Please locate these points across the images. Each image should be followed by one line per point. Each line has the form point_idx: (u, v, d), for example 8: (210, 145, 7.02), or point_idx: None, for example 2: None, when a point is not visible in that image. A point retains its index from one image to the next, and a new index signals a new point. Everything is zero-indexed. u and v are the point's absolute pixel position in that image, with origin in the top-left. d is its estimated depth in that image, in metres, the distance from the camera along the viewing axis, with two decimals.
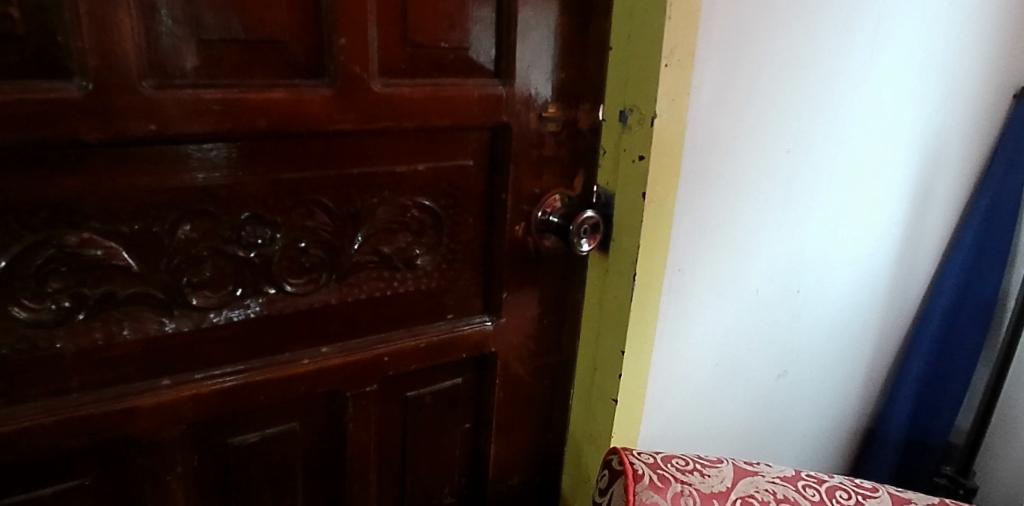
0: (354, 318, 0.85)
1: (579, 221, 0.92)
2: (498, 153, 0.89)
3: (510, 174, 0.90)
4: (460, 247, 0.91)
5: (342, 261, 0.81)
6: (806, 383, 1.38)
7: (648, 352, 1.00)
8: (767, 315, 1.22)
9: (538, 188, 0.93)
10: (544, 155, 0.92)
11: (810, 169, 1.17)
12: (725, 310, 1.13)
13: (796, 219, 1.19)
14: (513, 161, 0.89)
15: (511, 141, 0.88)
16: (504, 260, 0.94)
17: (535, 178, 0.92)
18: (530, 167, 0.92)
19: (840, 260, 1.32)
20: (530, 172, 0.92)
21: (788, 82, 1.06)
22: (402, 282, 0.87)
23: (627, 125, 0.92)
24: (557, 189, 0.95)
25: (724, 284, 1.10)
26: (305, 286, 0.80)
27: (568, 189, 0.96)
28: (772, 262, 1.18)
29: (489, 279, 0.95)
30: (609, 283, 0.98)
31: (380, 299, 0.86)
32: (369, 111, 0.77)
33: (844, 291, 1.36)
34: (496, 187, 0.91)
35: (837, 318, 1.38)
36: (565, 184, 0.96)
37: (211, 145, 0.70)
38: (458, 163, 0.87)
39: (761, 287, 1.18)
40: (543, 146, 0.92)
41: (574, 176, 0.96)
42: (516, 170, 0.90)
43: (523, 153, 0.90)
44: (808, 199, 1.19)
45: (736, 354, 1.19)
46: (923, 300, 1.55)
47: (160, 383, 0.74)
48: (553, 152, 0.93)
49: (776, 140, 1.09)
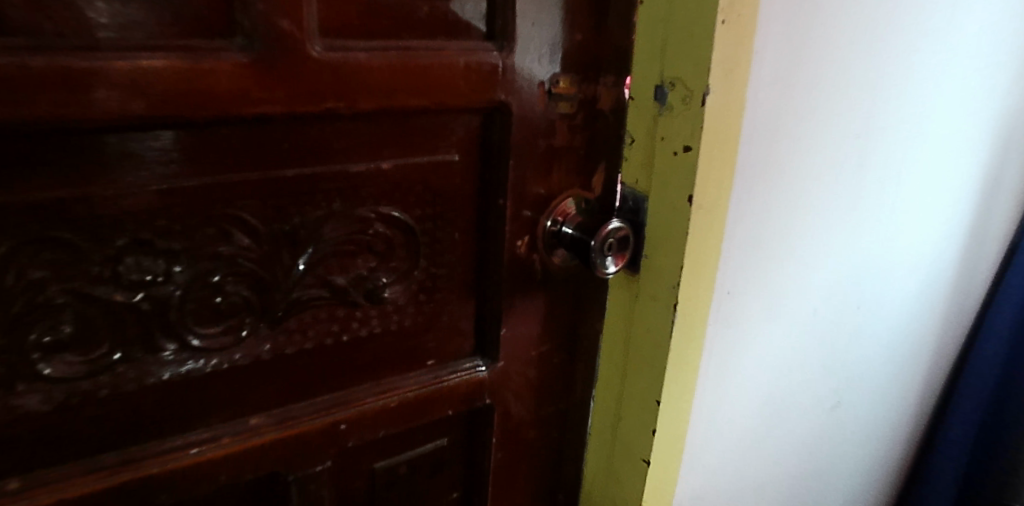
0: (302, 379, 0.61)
1: (604, 233, 0.68)
2: (492, 142, 0.66)
3: (509, 172, 0.66)
4: (445, 271, 0.67)
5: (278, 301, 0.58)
6: (859, 412, 1.16)
7: (689, 400, 0.78)
8: (823, 339, 0.99)
9: (547, 190, 0.70)
10: (554, 144, 0.69)
11: (878, 160, 0.94)
12: (778, 338, 0.91)
13: (861, 221, 0.96)
14: (514, 154, 0.66)
15: (511, 124, 0.65)
16: (503, 286, 0.71)
17: (542, 176, 0.69)
18: (536, 162, 0.68)
19: (903, 268, 1.10)
20: (537, 169, 0.68)
21: (862, 50, 0.83)
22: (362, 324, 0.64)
23: (666, 105, 0.68)
24: (572, 189, 0.72)
25: (778, 306, 0.88)
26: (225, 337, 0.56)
27: (585, 188, 0.73)
28: (832, 275, 0.95)
29: (482, 311, 0.72)
30: (639, 312, 0.75)
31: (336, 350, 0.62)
32: (308, 85, 0.53)
33: (903, 302, 1.14)
34: (491, 189, 0.67)
35: (895, 333, 1.16)
36: (582, 182, 0.72)
37: (163, 132, 0.50)
38: (440, 159, 0.63)
39: (818, 308, 0.96)
40: (554, 133, 0.68)
41: (593, 170, 0.73)
42: (517, 166, 0.67)
43: (525, 142, 0.66)
44: (874, 197, 0.97)
45: (788, 388, 0.97)
46: (983, 305, 1.33)
47: (5, 485, 0.52)
48: (567, 140, 0.69)
49: (843, 124, 0.86)
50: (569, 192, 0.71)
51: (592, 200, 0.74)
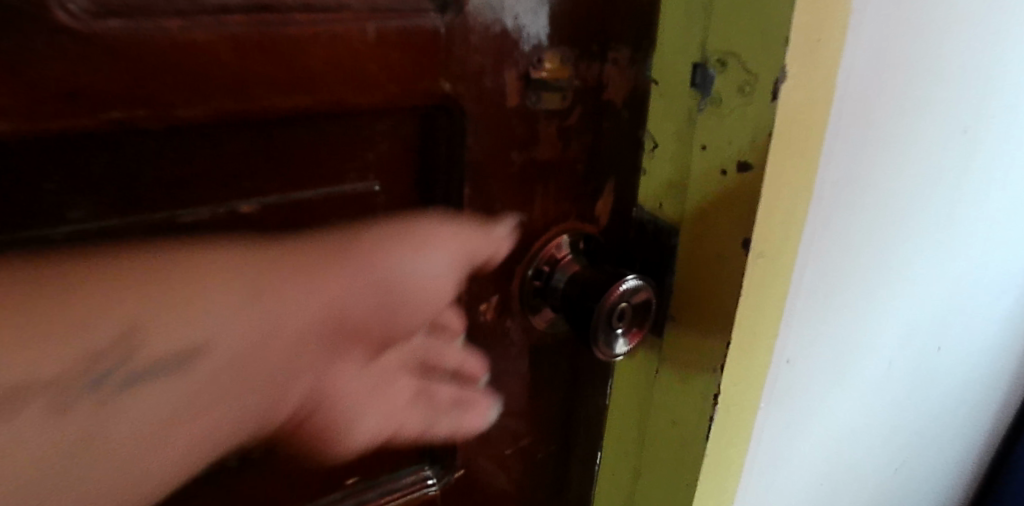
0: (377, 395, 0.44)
1: (614, 298, 0.45)
2: (434, 161, 0.41)
3: (464, 206, 0.42)
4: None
5: (268, 255, 0.37)
6: (924, 463, 0.95)
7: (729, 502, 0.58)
8: (894, 393, 0.78)
9: (525, 227, 0.46)
10: (536, 158, 0.44)
11: (989, 165, 0.70)
12: (843, 401, 0.69)
13: (956, 245, 0.73)
14: (470, 179, 0.42)
15: (464, 132, 0.40)
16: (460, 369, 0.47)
17: (519, 208, 0.45)
18: (508, 188, 0.44)
19: (995, 293, 0.87)
20: (510, 198, 0.44)
21: (992, 16, 0.58)
22: (420, 310, 0.43)
23: (712, 97, 0.44)
24: (564, 221, 0.48)
25: (846, 366, 0.66)
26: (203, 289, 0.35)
27: (584, 219, 0.49)
28: (913, 317, 0.73)
29: (429, 405, 0.49)
30: (662, 392, 0.54)
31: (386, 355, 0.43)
32: (58, 82, 0.29)
33: (990, 332, 0.91)
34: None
35: (975, 369, 0.93)
36: (578, 212, 0.48)
37: None
38: (347, 192, 0.39)
39: (893, 359, 0.74)
40: (536, 142, 0.44)
41: (597, 193, 0.48)
42: (475, 197, 0.42)
43: (489, 160, 0.42)
44: (976, 213, 0.73)
45: (846, 458, 0.76)
46: None
47: None
48: (556, 150, 0.45)
49: (953, 123, 0.61)
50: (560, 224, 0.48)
51: (596, 234, 0.50)
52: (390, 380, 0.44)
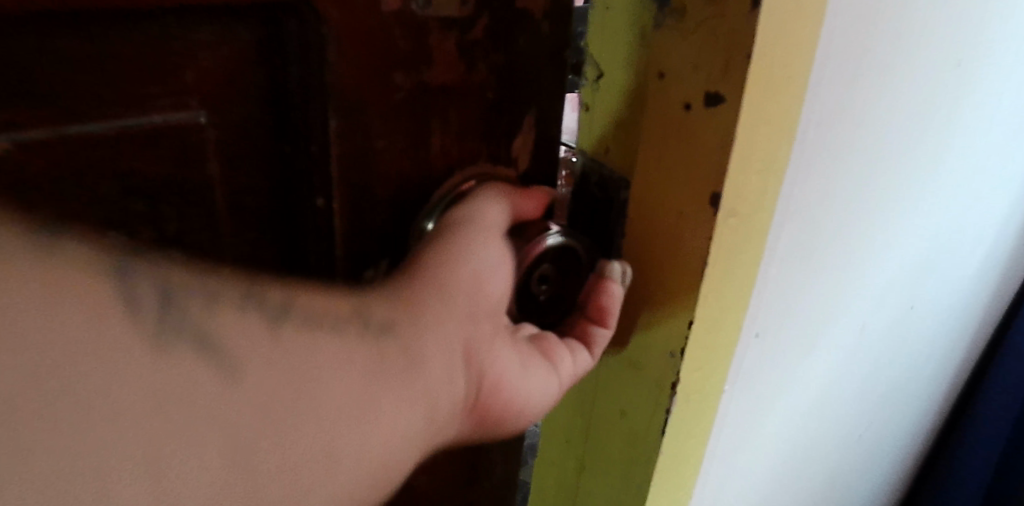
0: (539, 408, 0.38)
1: (539, 252, 0.38)
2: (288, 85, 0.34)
3: (331, 143, 0.35)
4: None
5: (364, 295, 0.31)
6: (891, 425, 0.90)
7: (689, 488, 0.50)
8: (866, 358, 0.71)
9: (419, 168, 0.38)
10: (428, 82, 0.36)
11: (982, 104, 0.62)
12: (813, 373, 0.62)
13: (942, 195, 0.65)
14: (336, 108, 0.34)
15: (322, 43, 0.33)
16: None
17: (409, 147, 0.37)
18: (392, 122, 0.36)
19: (972, 245, 0.80)
20: (393, 134, 0.36)
21: None
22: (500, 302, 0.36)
23: (671, 8, 0.34)
24: (472, 166, 0.39)
25: (818, 334, 0.58)
26: (335, 317, 0.29)
27: (497, 162, 0.40)
28: (891, 278, 0.66)
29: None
30: (611, 375, 0.44)
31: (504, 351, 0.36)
32: None
33: (963, 286, 0.85)
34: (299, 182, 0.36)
35: (946, 325, 0.88)
36: (491, 153, 0.40)
37: None
38: (168, 123, 0.31)
39: (868, 322, 0.67)
40: (427, 60, 0.35)
41: (513, 130, 0.40)
42: (343, 131, 0.35)
43: (364, 79, 0.34)
44: (964, 158, 0.65)
45: (812, 430, 0.70)
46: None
47: None
48: (457, 73, 0.36)
49: (952, 53, 0.52)
50: (509, 188, 0.39)
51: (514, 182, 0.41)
52: (537, 384, 0.37)
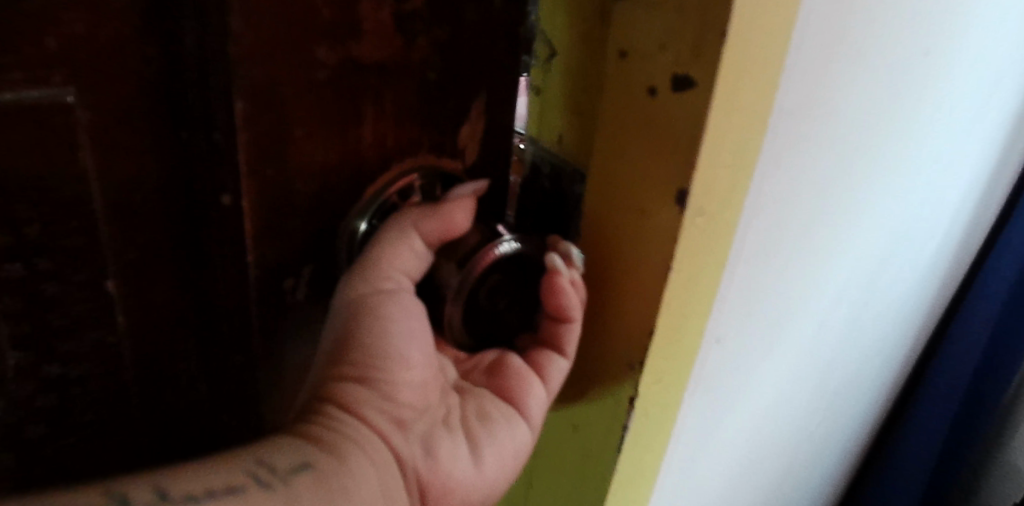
0: (506, 475, 0.38)
1: (480, 272, 0.34)
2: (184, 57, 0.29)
3: (237, 131, 0.29)
4: (85, 350, 0.34)
5: (272, 445, 0.31)
6: (841, 418, 0.89)
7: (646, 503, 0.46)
8: (822, 354, 0.69)
9: (347, 157, 0.33)
10: (357, 58, 0.31)
11: (946, 90, 0.59)
12: (771, 373, 0.59)
13: (902, 185, 0.63)
14: (244, 88, 0.28)
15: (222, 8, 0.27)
16: (257, 360, 0.36)
17: (333, 132, 0.32)
18: (314, 104, 0.30)
19: (927, 235, 0.79)
20: (316, 119, 0.31)
21: None
22: (422, 394, 0.36)
23: None
24: (410, 159, 0.35)
25: (778, 334, 0.56)
26: (220, 485, 0.29)
27: (441, 152, 0.35)
28: (850, 273, 0.63)
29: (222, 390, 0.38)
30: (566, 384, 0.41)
31: (441, 445, 0.36)
32: None
33: (916, 276, 0.84)
34: (201, 172, 0.32)
35: (898, 316, 0.87)
36: (433, 142, 0.35)
37: None
38: (36, 103, 0.28)
39: (825, 319, 0.64)
40: (356, 31, 0.30)
41: (460, 115, 0.35)
42: (252, 117, 0.29)
43: (279, 54, 0.28)
44: (925, 146, 0.63)
45: (767, 430, 0.67)
46: (974, 260, 1.07)
47: None
48: (391, 49, 0.31)
49: (922, 36, 0.49)
50: (421, 209, 0.34)
51: (460, 174, 0.37)
52: (492, 457, 0.38)
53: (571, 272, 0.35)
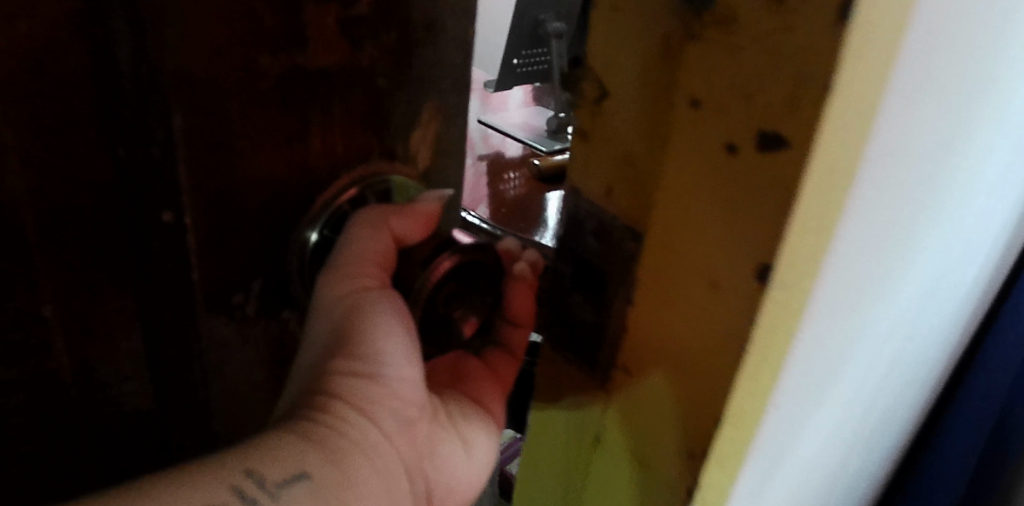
0: (492, 452, 0.47)
1: (439, 279, 0.38)
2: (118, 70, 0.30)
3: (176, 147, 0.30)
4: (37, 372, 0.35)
5: (263, 448, 0.35)
6: (878, 464, 0.82)
7: None
8: (866, 406, 0.62)
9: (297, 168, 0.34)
10: (302, 65, 0.32)
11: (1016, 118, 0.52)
12: (820, 439, 0.53)
13: (963, 222, 0.56)
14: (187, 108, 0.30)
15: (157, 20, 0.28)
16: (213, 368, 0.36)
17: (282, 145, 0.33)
18: (257, 116, 0.32)
19: (979, 270, 0.71)
20: (259, 131, 0.32)
21: None
22: (413, 392, 0.41)
23: (719, 15, 0.25)
24: (359, 168, 0.37)
25: (830, 398, 0.49)
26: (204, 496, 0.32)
27: (394, 159, 0.38)
28: (900, 321, 0.57)
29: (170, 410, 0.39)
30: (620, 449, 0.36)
31: (435, 439, 0.44)
32: None
33: (963, 312, 0.76)
34: (145, 190, 0.32)
35: (942, 355, 0.79)
36: (382, 148, 0.37)
37: None
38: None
39: (873, 371, 0.58)
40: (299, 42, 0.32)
41: (411, 121, 0.37)
42: (192, 130, 0.30)
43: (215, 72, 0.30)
44: (989, 179, 0.56)
45: (809, 493, 0.61)
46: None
47: None
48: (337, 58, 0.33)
49: (1012, 63, 0.42)
50: (389, 207, 0.37)
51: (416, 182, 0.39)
52: (479, 450, 0.46)
53: (521, 264, 0.43)
